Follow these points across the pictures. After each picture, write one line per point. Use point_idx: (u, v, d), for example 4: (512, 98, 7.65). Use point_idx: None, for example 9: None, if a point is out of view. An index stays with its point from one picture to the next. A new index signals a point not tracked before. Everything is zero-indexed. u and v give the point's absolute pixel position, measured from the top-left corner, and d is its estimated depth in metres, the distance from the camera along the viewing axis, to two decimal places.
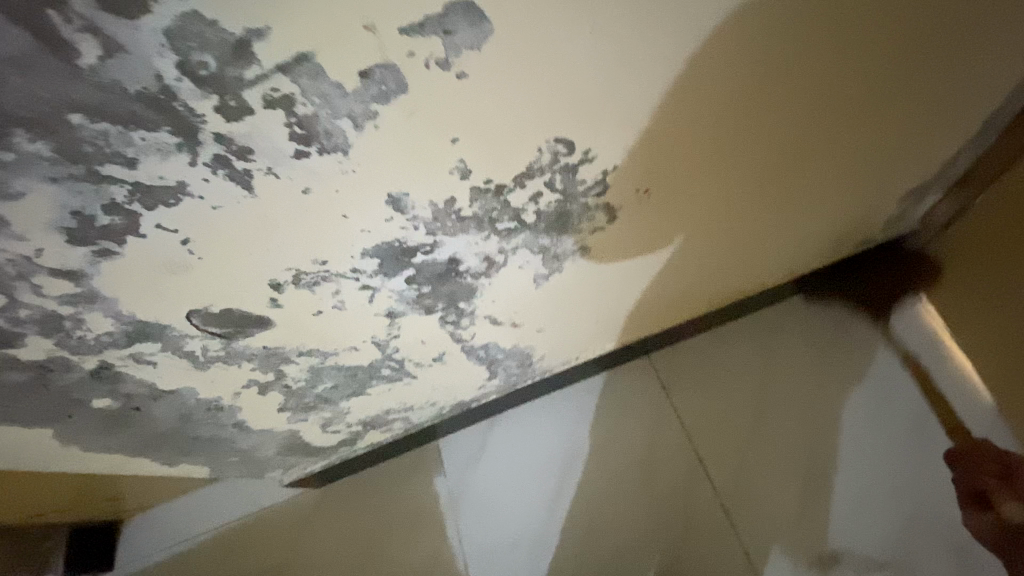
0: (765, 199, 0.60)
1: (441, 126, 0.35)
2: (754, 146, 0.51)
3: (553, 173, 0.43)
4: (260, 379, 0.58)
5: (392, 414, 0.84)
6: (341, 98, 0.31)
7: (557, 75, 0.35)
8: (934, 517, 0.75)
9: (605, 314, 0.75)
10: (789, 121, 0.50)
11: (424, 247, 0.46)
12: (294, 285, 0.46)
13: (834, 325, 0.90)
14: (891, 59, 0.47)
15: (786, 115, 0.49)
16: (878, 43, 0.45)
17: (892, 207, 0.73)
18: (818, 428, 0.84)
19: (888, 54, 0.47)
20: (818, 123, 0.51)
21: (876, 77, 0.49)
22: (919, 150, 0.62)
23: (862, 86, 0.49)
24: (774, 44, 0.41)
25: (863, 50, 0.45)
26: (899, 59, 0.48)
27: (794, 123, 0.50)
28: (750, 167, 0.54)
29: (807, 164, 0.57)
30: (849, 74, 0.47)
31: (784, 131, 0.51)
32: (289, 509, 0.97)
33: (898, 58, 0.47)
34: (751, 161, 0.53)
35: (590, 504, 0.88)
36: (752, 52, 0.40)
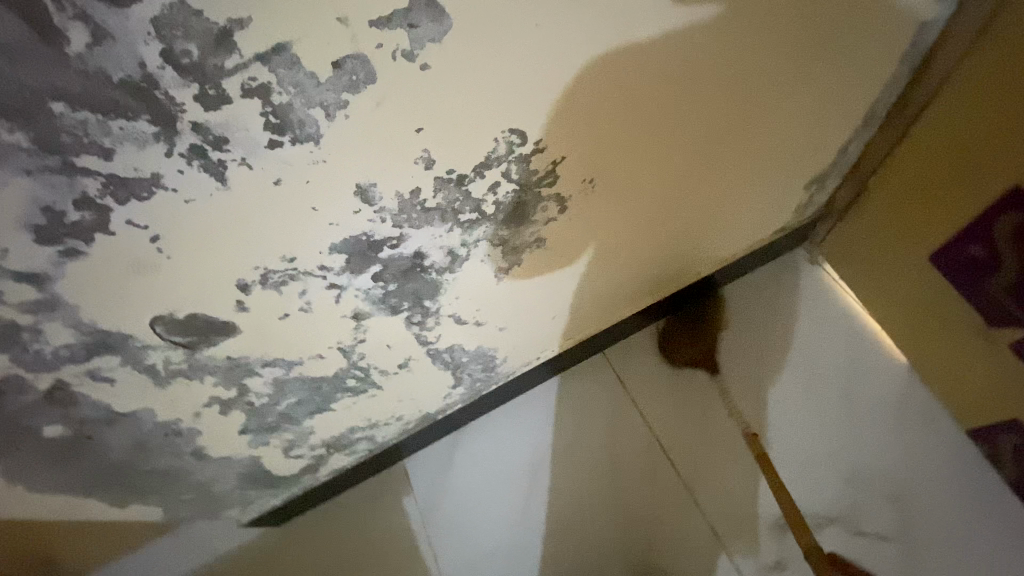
0: (688, 187, 0.66)
1: (406, 116, 0.38)
2: (675, 137, 0.57)
3: (508, 163, 0.47)
4: (223, 396, 0.57)
5: (357, 432, 0.83)
6: (314, 87, 0.33)
7: (508, 67, 0.39)
8: (867, 469, 0.84)
9: (561, 308, 0.79)
10: (706, 111, 0.56)
11: (390, 241, 0.49)
12: (262, 286, 0.46)
13: (762, 307, 0.98)
14: (789, 53, 0.54)
15: (705, 103, 0.55)
16: (772, 42, 0.52)
17: (800, 195, 0.83)
18: (759, 400, 0.91)
19: (782, 51, 0.53)
20: (733, 112, 0.58)
21: (773, 74, 0.56)
22: (818, 138, 0.71)
23: (761, 82, 0.56)
24: (689, 41, 0.46)
25: (764, 46, 0.51)
26: (791, 56, 0.55)
27: (707, 114, 0.56)
28: (672, 156, 0.59)
29: (721, 154, 0.64)
30: (750, 69, 0.54)
31: (705, 119, 0.57)
32: (250, 551, 0.93)
33: (790, 54, 0.54)
34: (672, 150, 0.58)
35: (561, 502, 0.90)
36: (671, 46, 0.46)
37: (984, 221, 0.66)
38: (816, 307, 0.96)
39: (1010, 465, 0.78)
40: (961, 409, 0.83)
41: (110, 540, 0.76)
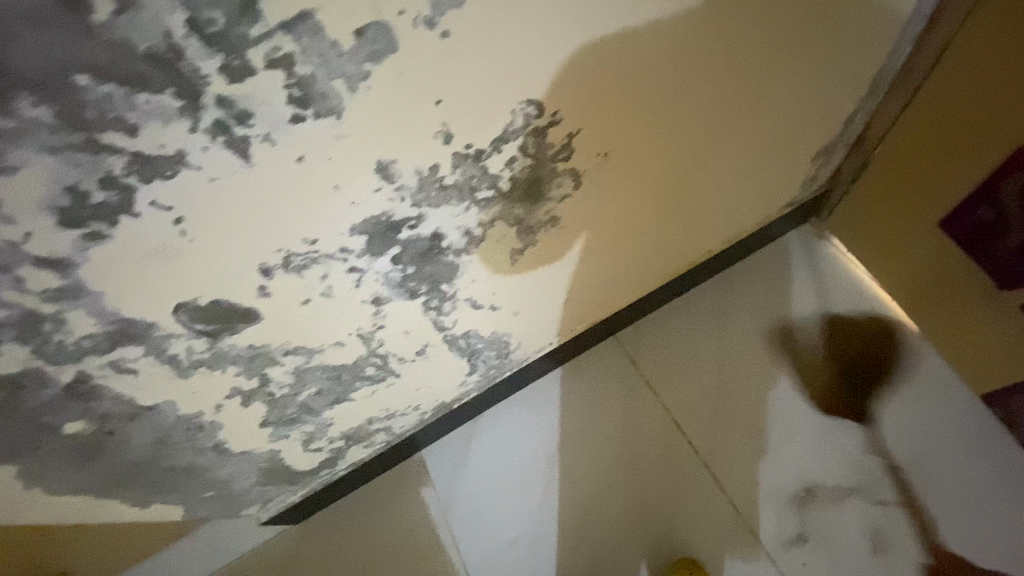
0: (693, 164, 0.66)
1: (426, 88, 0.38)
2: (682, 112, 0.57)
3: (525, 137, 0.47)
4: (244, 387, 0.57)
5: (374, 424, 0.82)
6: (337, 57, 0.33)
7: (525, 36, 0.39)
8: (883, 438, 0.85)
9: (574, 290, 0.79)
10: (711, 84, 0.55)
11: (408, 222, 0.48)
12: (283, 270, 0.46)
13: (772, 283, 0.97)
14: (795, 20, 0.53)
15: (713, 74, 0.54)
16: (777, 13, 0.51)
17: (807, 168, 0.83)
18: (774, 377, 0.91)
19: (788, 21, 0.53)
20: (737, 87, 0.58)
21: (777, 46, 0.55)
22: (826, 108, 0.71)
23: (766, 55, 0.56)
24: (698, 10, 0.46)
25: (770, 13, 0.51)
26: (796, 28, 0.54)
27: (712, 89, 0.56)
28: (678, 132, 0.59)
29: (727, 129, 0.63)
30: (755, 42, 0.53)
31: (711, 93, 0.57)
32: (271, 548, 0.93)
33: (794, 26, 0.54)
34: (679, 126, 0.58)
35: (580, 486, 0.91)
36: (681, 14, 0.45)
37: (989, 185, 0.66)
38: (826, 281, 0.95)
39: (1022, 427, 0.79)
40: (974, 375, 0.83)
41: (128, 548, 0.75)
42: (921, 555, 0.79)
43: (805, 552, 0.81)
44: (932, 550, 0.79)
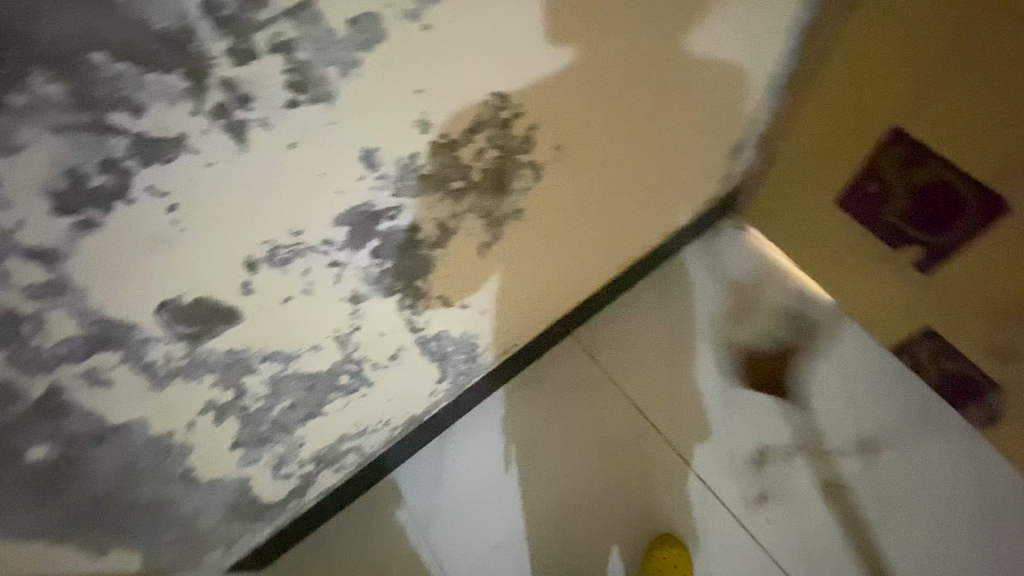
0: (629, 162, 0.74)
1: (409, 77, 0.41)
2: (617, 111, 0.64)
3: (493, 127, 0.51)
4: (220, 400, 0.55)
5: (346, 443, 0.81)
6: (333, 44, 0.36)
7: (493, 32, 0.44)
8: (818, 397, 0.94)
9: (533, 286, 0.83)
10: (640, 87, 0.63)
11: (389, 213, 0.50)
12: (268, 264, 0.46)
13: (706, 271, 1.07)
14: (704, 31, 0.63)
15: (642, 76, 0.62)
16: (690, 24, 0.60)
17: (723, 165, 0.94)
18: (718, 355, 1.00)
19: (698, 32, 0.62)
20: (660, 90, 0.66)
21: (692, 53, 0.64)
22: (735, 110, 0.82)
23: (683, 62, 0.65)
24: (629, 18, 0.53)
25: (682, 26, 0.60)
26: (707, 38, 0.64)
27: (641, 91, 0.64)
28: (615, 130, 0.66)
29: (655, 129, 0.72)
30: (674, 51, 0.62)
31: (640, 95, 0.64)
32: None
33: (704, 37, 0.63)
34: (615, 125, 0.66)
35: (556, 482, 0.94)
36: (611, 24, 0.52)
37: (872, 163, 0.79)
38: (751, 265, 1.06)
39: (930, 371, 0.91)
40: (882, 331, 0.95)
41: None
42: (865, 497, 0.87)
43: (767, 510, 0.88)
44: (874, 492, 0.87)
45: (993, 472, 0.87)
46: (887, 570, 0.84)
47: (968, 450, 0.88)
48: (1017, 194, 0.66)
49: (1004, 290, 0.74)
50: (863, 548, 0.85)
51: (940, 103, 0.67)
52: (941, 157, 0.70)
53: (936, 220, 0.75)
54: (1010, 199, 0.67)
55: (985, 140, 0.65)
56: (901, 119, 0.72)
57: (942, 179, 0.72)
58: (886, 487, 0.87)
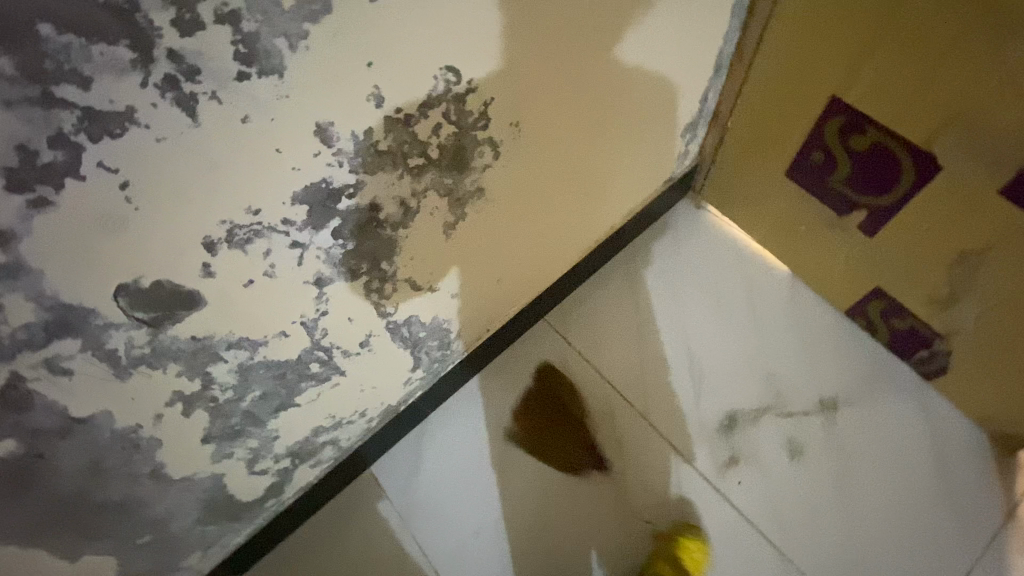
0: (587, 141, 0.76)
1: (358, 50, 0.42)
2: (571, 90, 0.66)
3: (447, 103, 0.52)
4: (186, 390, 0.55)
5: (321, 436, 0.80)
6: (280, 16, 0.37)
7: (440, 5, 0.45)
8: (781, 363, 0.98)
9: (501, 270, 0.85)
10: (592, 66, 0.65)
11: (347, 190, 0.51)
12: (227, 245, 0.46)
13: (668, 249, 1.10)
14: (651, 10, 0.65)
15: (593, 55, 0.64)
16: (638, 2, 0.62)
17: (677, 144, 0.97)
18: (684, 329, 1.03)
19: (645, 10, 0.64)
20: (612, 68, 0.68)
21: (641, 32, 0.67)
22: (686, 89, 0.85)
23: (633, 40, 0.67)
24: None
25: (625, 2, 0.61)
26: (653, 16, 0.66)
27: (593, 70, 0.66)
28: (571, 109, 0.68)
29: (609, 108, 0.74)
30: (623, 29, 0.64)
31: (592, 74, 0.66)
32: None
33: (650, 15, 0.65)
34: (570, 104, 0.68)
35: (535, 464, 0.96)
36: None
37: (816, 133, 0.82)
38: (711, 242, 1.10)
39: (882, 329, 0.95)
40: (835, 296, 1.00)
41: None
42: (830, 454, 0.91)
43: (739, 472, 0.92)
44: (839, 449, 0.91)
45: (946, 420, 0.91)
46: (857, 522, 0.87)
47: (921, 401, 0.93)
48: (946, 152, 0.68)
49: (939, 249, 0.77)
50: (831, 501, 0.88)
51: (872, 69, 0.70)
52: (877, 121, 0.73)
53: (877, 184, 0.78)
54: (941, 158, 0.69)
55: (914, 100, 0.68)
56: (839, 87, 0.75)
57: (879, 143, 0.74)
58: (849, 443, 0.91)
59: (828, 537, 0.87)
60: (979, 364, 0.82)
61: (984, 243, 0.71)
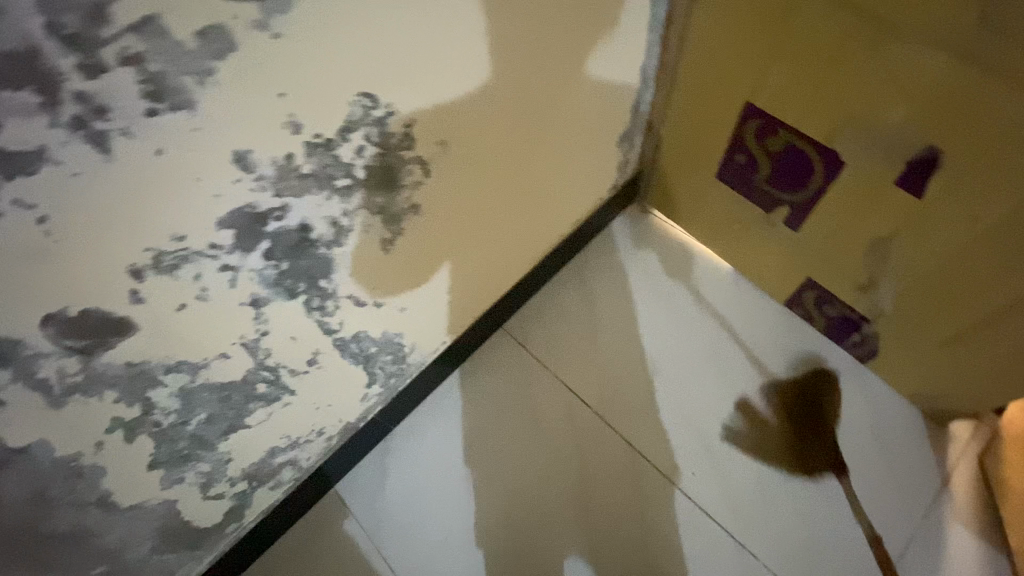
0: (533, 153, 0.81)
1: (268, 82, 0.45)
2: (515, 105, 0.71)
3: (367, 126, 0.55)
4: (127, 416, 0.56)
5: (278, 457, 0.81)
6: (183, 55, 0.40)
7: (349, 36, 0.48)
8: (728, 358, 1.03)
9: (451, 283, 0.87)
10: (530, 82, 0.70)
11: (274, 213, 0.53)
12: (154, 271, 0.48)
13: (619, 254, 1.14)
14: (579, 29, 0.70)
15: (530, 72, 0.69)
16: (562, 23, 0.67)
17: (616, 154, 1.01)
18: (636, 330, 1.07)
19: (576, 29, 0.69)
20: (552, 83, 0.74)
21: (564, 50, 0.71)
22: (616, 102, 0.89)
23: (560, 58, 0.71)
24: (487, 19, 0.58)
25: (541, 25, 0.65)
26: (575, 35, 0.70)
27: (533, 86, 0.71)
28: (518, 122, 0.74)
29: (552, 121, 0.79)
30: (557, 48, 0.69)
31: (532, 89, 0.71)
32: None
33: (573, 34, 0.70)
34: (517, 117, 0.73)
35: (497, 470, 0.98)
36: (467, 23, 0.57)
37: (737, 137, 0.87)
38: (658, 245, 1.15)
39: (819, 318, 0.99)
40: (774, 290, 1.05)
41: None
42: (777, 443, 0.95)
43: (692, 464, 0.96)
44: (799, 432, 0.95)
45: (883, 399, 0.96)
46: (800, 505, 0.91)
47: (858, 383, 0.97)
48: (847, 148, 0.73)
49: (856, 239, 0.81)
50: (779, 485, 0.93)
51: (777, 76, 0.75)
52: (786, 123, 0.78)
53: (795, 182, 0.83)
54: (844, 154, 0.74)
55: (815, 102, 0.73)
56: (752, 94, 0.80)
57: (791, 143, 0.79)
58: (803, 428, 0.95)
59: (775, 519, 0.91)
60: (904, 344, 0.88)
61: (889, 231, 0.76)
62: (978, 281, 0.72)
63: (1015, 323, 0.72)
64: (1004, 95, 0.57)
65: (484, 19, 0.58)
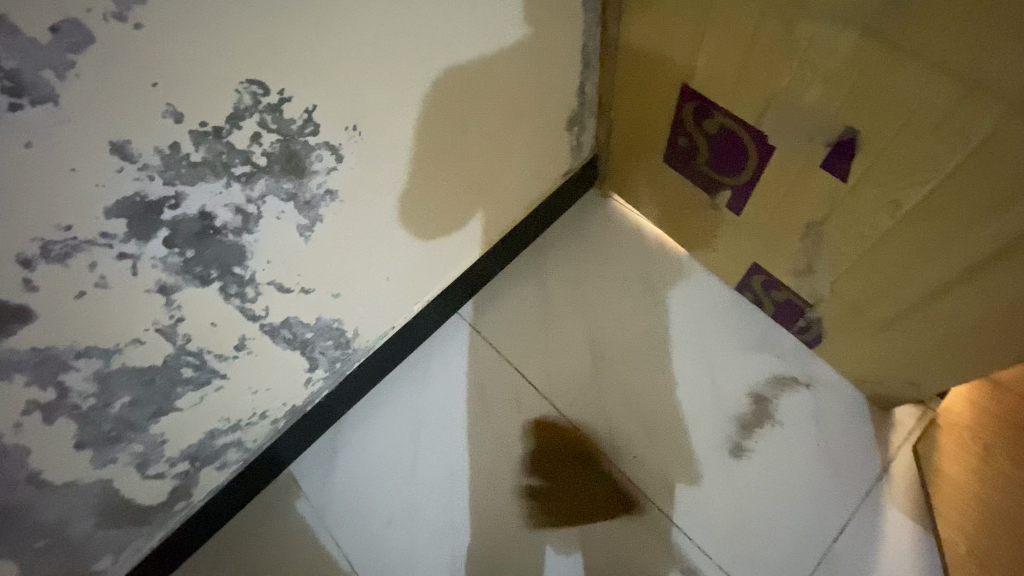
0: (509, 133, 0.87)
1: (136, 72, 0.45)
2: (493, 89, 0.77)
3: (260, 114, 0.55)
4: (42, 399, 0.57)
5: (220, 438, 0.83)
6: (38, 50, 0.40)
7: (222, 24, 0.48)
8: (678, 344, 1.04)
9: (395, 269, 0.88)
10: (503, 70, 0.76)
11: (168, 202, 0.54)
12: (44, 260, 0.49)
13: (575, 239, 1.14)
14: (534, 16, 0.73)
15: (500, 59, 0.74)
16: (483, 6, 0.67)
17: (565, 138, 1.00)
18: (587, 316, 1.08)
19: (536, 17, 0.74)
20: (523, 68, 0.79)
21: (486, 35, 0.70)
22: (555, 83, 0.87)
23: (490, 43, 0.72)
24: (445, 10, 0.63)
25: (450, 10, 0.64)
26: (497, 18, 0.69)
27: (505, 71, 0.77)
28: (498, 104, 0.80)
29: (525, 103, 0.84)
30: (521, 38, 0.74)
31: (503, 74, 0.77)
32: None
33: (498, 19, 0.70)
34: (495, 100, 0.79)
35: (444, 453, 1.00)
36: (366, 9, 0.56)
37: (676, 119, 0.85)
38: (614, 229, 1.14)
39: (768, 302, 1.00)
40: (727, 275, 1.04)
41: None
42: (720, 429, 0.97)
43: (633, 447, 0.98)
44: (726, 404, 0.99)
45: (828, 383, 0.99)
46: (737, 490, 0.93)
47: (804, 367, 1.00)
48: (774, 130, 0.72)
49: (792, 221, 0.80)
50: (718, 468, 0.95)
51: (705, 55, 0.73)
52: (718, 105, 0.76)
53: (732, 166, 0.82)
54: (772, 136, 0.73)
55: (741, 83, 0.71)
56: (685, 76, 0.78)
57: (725, 126, 0.78)
58: (732, 400, 0.99)
59: (712, 502, 0.93)
60: (848, 327, 0.87)
61: (822, 214, 0.75)
62: (906, 264, 0.71)
63: (943, 308, 0.71)
64: (910, 74, 0.55)
65: (381, 4, 0.57)
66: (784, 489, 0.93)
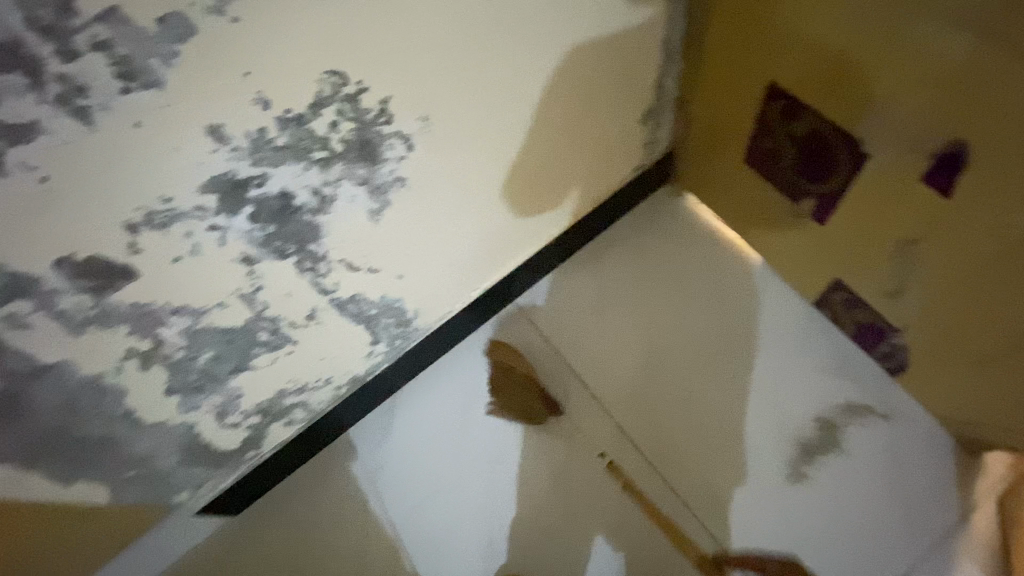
0: (583, 126, 0.85)
1: (230, 61, 0.49)
2: (574, 84, 0.77)
3: (339, 102, 0.58)
4: (140, 348, 0.65)
5: (288, 398, 0.91)
6: (149, 40, 0.44)
7: (308, 18, 0.51)
8: (740, 356, 0.99)
9: (457, 255, 0.90)
10: (583, 64, 0.76)
11: (254, 180, 0.59)
12: (147, 227, 0.55)
13: (642, 237, 1.11)
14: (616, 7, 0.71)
15: (581, 53, 0.74)
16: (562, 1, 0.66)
17: (641, 132, 0.97)
18: (646, 319, 1.05)
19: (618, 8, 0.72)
20: (602, 60, 0.77)
21: (563, 29, 0.69)
22: (634, 75, 0.84)
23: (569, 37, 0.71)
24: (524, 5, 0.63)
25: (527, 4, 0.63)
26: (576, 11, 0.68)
27: (584, 65, 0.76)
28: (577, 97, 0.80)
29: (602, 95, 0.83)
30: (601, 30, 0.73)
31: (582, 67, 0.76)
32: (219, 536, 1.02)
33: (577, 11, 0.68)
34: (574, 93, 0.79)
35: (491, 437, 1.02)
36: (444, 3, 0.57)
37: (762, 119, 0.80)
38: (684, 230, 1.09)
39: (847, 322, 0.93)
40: (804, 288, 0.97)
41: (58, 543, 0.79)
42: (779, 452, 0.92)
43: (681, 455, 0.95)
44: (787, 423, 0.93)
45: (907, 417, 0.90)
46: (790, 516, 0.89)
47: (881, 397, 0.92)
48: (871, 137, 0.66)
49: (885, 237, 0.73)
50: (771, 490, 0.90)
51: (801, 52, 0.68)
52: (810, 107, 0.71)
53: (820, 173, 0.76)
54: (869, 144, 0.66)
55: (839, 83, 0.65)
56: (776, 73, 0.73)
57: (815, 129, 0.72)
58: (795, 420, 0.93)
59: (761, 525, 0.89)
60: (938, 358, 0.79)
61: (919, 232, 0.68)
62: (1015, 296, 0.63)
63: None
64: None
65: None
66: (844, 522, 0.87)
